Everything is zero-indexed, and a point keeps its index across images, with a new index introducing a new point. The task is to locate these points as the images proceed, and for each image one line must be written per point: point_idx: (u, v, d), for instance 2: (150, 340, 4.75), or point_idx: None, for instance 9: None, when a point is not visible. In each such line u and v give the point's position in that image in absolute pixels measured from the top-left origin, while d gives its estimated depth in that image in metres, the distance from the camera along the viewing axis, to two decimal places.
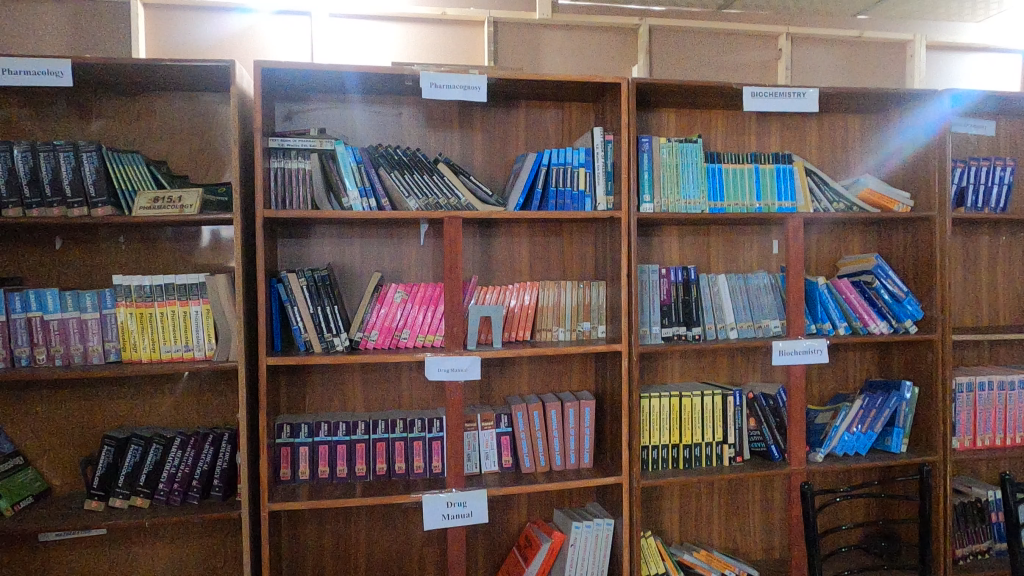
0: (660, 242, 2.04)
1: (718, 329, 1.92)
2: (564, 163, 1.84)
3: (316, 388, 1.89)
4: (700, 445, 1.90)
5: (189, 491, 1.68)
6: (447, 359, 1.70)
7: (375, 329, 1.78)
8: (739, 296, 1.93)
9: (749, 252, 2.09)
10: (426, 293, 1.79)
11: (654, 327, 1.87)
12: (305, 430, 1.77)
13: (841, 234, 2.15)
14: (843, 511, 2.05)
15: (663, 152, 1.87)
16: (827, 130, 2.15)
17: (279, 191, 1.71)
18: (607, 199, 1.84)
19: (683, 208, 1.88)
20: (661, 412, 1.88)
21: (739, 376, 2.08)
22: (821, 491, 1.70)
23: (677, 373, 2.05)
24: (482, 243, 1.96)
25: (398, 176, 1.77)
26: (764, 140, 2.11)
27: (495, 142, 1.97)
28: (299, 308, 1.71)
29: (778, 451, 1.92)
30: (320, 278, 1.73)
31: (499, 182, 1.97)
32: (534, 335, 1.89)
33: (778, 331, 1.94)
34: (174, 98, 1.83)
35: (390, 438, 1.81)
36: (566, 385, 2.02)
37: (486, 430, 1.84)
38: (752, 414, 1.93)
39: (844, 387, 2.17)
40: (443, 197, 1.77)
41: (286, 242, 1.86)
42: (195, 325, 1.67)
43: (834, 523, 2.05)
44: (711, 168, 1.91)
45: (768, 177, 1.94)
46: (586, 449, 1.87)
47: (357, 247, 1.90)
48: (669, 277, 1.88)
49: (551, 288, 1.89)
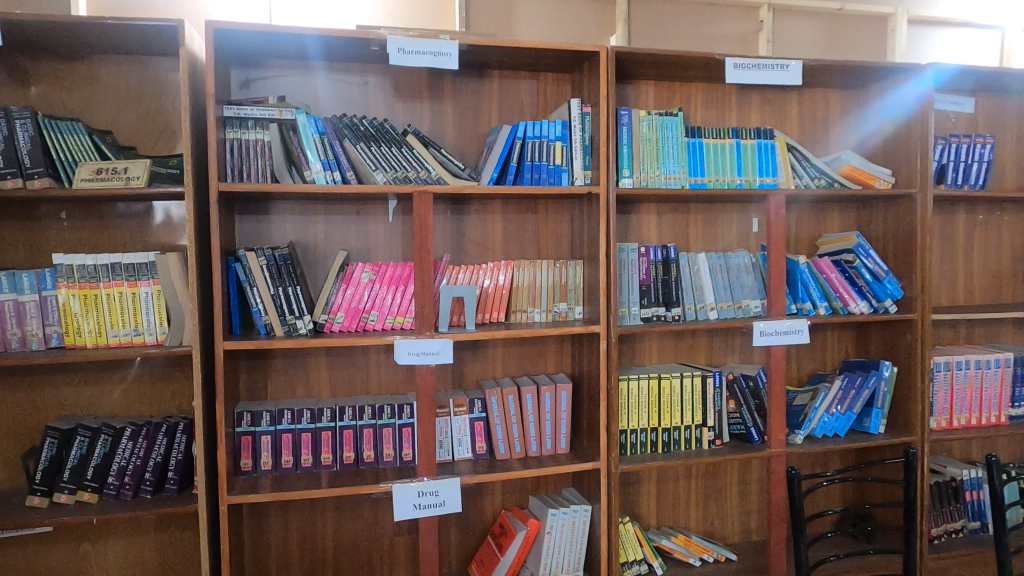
0: (638, 220, 1.97)
1: (697, 310, 1.86)
2: (539, 137, 1.75)
3: (279, 374, 1.79)
4: (679, 428, 1.85)
5: (142, 485, 1.57)
6: (417, 343, 1.61)
7: (341, 311, 1.68)
8: (720, 276, 1.88)
9: (729, 231, 2.03)
10: (395, 274, 1.70)
11: (633, 308, 1.81)
12: (267, 418, 1.68)
13: (820, 211, 2.10)
14: (824, 495, 2.03)
15: (643, 125, 1.79)
16: (807, 105, 2.09)
17: (236, 164, 1.61)
18: (585, 174, 1.77)
19: (663, 183, 1.81)
20: (640, 395, 1.83)
21: (717, 358, 2.03)
22: (806, 477, 1.64)
23: (655, 355, 1.99)
24: (454, 221, 1.87)
25: (364, 148, 1.66)
26: (745, 115, 2.04)
27: (467, 115, 1.87)
28: (259, 289, 1.61)
29: (758, 434, 1.88)
30: (282, 258, 1.62)
31: (471, 156, 1.88)
32: (509, 316, 1.81)
33: (759, 312, 1.89)
34: (120, 62, 1.69)
35: (358, 426, 1.73)
36: (542, 368, 1.95)
37: (459, 416, 1.77)
38: (732, 397, 1.89)
39: (822, 367, 2.14)
40: (413, 171, 1.68)
41: (245, 219, 1.75)
42: (145, 308, 1.56)
43: (815, 508, 2.03)
44: (692, 143, 1.84)
45: (749, 152, 1.88)
46: (563, 435, 1.81)
47: (321, 225, 1.79)
48: (648, 257, 1.81)
49: (526, 267, 1.81)
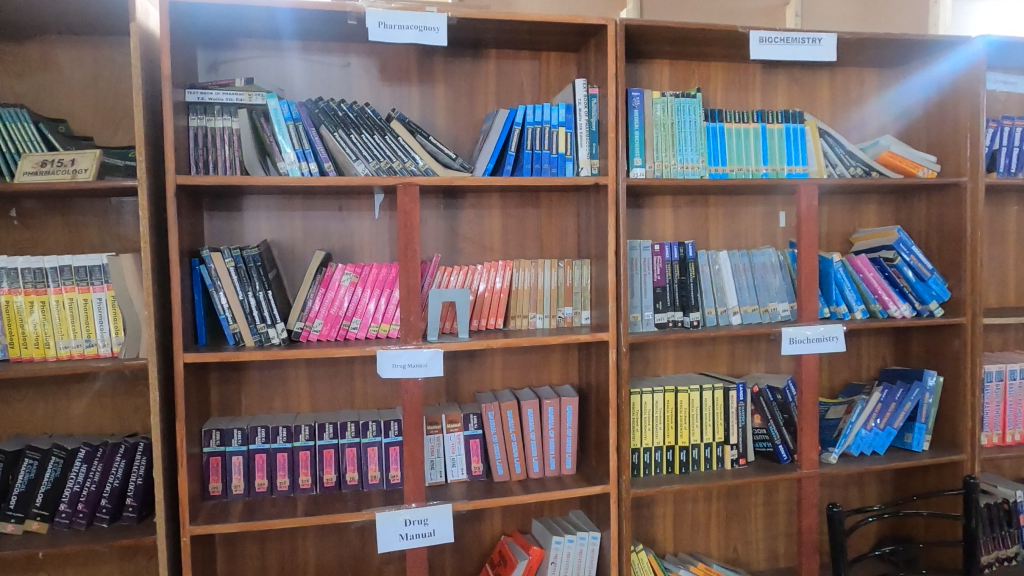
0: (652, 215, 1.77)
1: (719, 314, 1.67)
2: (540, 122, 1.57)
3: (254, 386, 1.62)
4: (699, 446, 1.66)
5: (98, 513, 1.41)
6: (403, 354, 1.43)
7: (319, 318, 1.50)
8: (743, 276, 1.68)
9: (752, 226, 1.83)
10: (379, 276, 1.52)
11: (646, 313, 1.61)
12: (239, 437, 1.52)
13: (854, 203, 1.90)
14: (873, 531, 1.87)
15: (656, 108, 1.60)
16: (840, 86, 1.89)
17: (202, 155, 1.46)
18: (592, 163, 1.57)
19: (680, 173, 1.61)
20: (655, 409, 1.63)
21: (740, 367, 1.84)
22: (851, 511, 1.51)
23: (671, 364, 1.79)
24: (447, 217, 1.70)
25: (342, 136, 1.48)
26: (770, 97, 1.84)
27: (461, 99, 1.69)
28: (226, 293, 1.43)
29: (786, 452, 1.68)
30: (252, 259, 1.45)
31: (466, 145, 1.69)
32: (508, 322, 1.63)
33: (788, 316, 1.69)
34: (74, 43, 1.53)
35: (341, 445, 1.56)
36: (545, 379, 1.76)
37: (452, 434, 1.59)
38: (758, 411, 1.69)
39: (856, 376, 1.93)
40: (398, 161, 1.49)
41: (215, 217, 1.58)
42: (98, 316, 1.39)
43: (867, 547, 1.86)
44: (712, 128, 1.65)
45: (776, 138, 1.68)
46: (568, 454, 1.62)
47: (299, 223, 1.63)
48: (663, 255, 1.62)
49: (526, 268, 1.62)
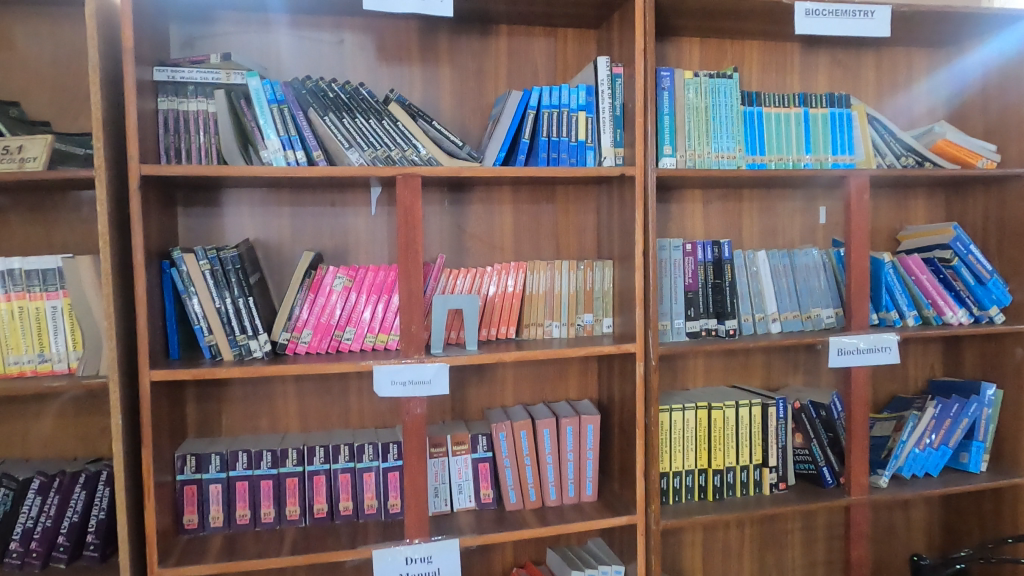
0: (680, 210, 1.60)
1: (758, 322, 1.49)
2: (557, 106, 1.38)
3: (236, 404, 1.44)
4: (734, 470, 1.48)
5: (53, 552, 1.23)
6: (402, 369, 1.26)
7: (308, 328, 1.32)
8: (784, 279, 1.50)
9: (790, 222, 1.66)
10: (375, 281, 1.34)
11: (677, 321, 1.43)
12: (217, 462, 1.34)
13: (901, 198, 1.72)
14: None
15: (688, 90, 1.42)
16: (886, 67, 1.71)
17: (173, 142, 1.28)
18: (616, 152, 1.39)
19: (715, 163, 1.43)
20: (686, 428, 1.46)
21: (776, 379, 1.66)
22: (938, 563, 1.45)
23: (701, 376, 1.62)
24: (453, 213, 1.52)
25: (333, 120, 1.30)
26: (810, 80, 1.66)
27: (468, 81, 1.51)
28: (200, 300, 1.26)
29: (831, 476, 1.50)
30: (230, 261, 1.27)
31: (473, 132, 1.51)
32: (521, 332, 1.45)
33: (833, 323, 1.52)
34: (30, 16, 1.34)
35: (333, 470, 1.38)
36: (561, 394, 1.59)
37: (459, 457, 1.42)
38: (799, 430, 1.52)
39: (902, 388, 1.76)
40: (397, 149, 1.31)
41: (190, 213, 1.40)
42: (52, 327, 1.21)
43: None
44: (750, 113, 1.46)
45: (820, 125, 1.50)
46: (589, 479, 1.45)
47: (286, 220, 1.45)
48: (696, 256, 1.44)
49: (542, 270, 1.45)
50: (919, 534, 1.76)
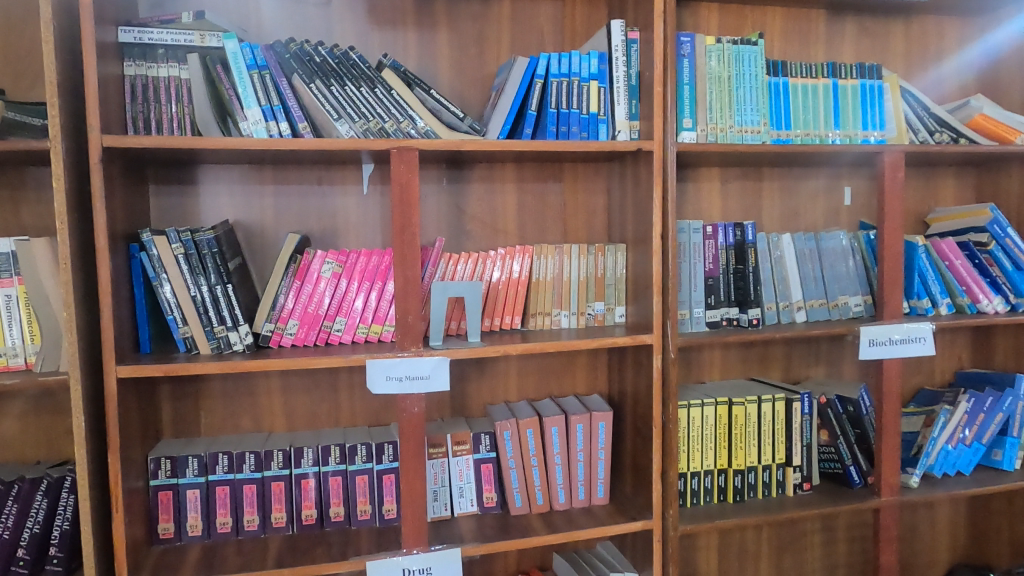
0: (696, 190, 1.48)
1: (782, 310, 1.38)
2: (566, 75, 1.26)
3: (215, 401, 1.32)
4: (756, 470, 1.38)
5: (12, 567, 1.10)
6: (399, 363, 1.14)
7: (294, 319, 1.20)
8: (810, 265, 1.39)
9: (812, 204, 1.54)
10: (368, 267, 1.22)
11: (697, 309, 1.32)
12: (195, 466, 1.22)
13: (929, 178, 1.62)
14: None
15: (710, 57, 1.30)
16: (916, 36, 1.59)
17: (142, 111, 1.15)
18: (632, 125, 1.28)
19: (737, 138, 1.31)
20: (705, 425, 1.35)
21: (796, 372, 1.56)
22: None
23: (718, 369, 1.51)
24: (452, 193, 1.39)
25: (320, 87, 1.16)
26: (836, 49, 1.54)
27: (468, 48, 1.38)
28: (173, 287, 1.13)
29: (858, 475, 1.41)
30: (206, 244, 1.14)
31: (473, 104, 1.39)
32: (526, 321, 1.34)
33: (861, 312, 1.41)
34: None
35: (322, 474, 1.26)
36: (568, 388, 1.48)
37: (459, 458, 1.31)
38: (824, 426, 1.42)
39: (928, 380, 1.66)
40: (391, 121, 1.18)
41: (163, 192, 1.27)
42: (6, 319, 1.08)
43: None
44: (776, 84, 1.35)
45: (850, 97, 1.39)
46: (600, 481, 1.34)
47: (269, 200, 1.32)
48: (717, 239, 1.33)
49: (550, 255, 1.33)
50: (944, 535, 1.66)
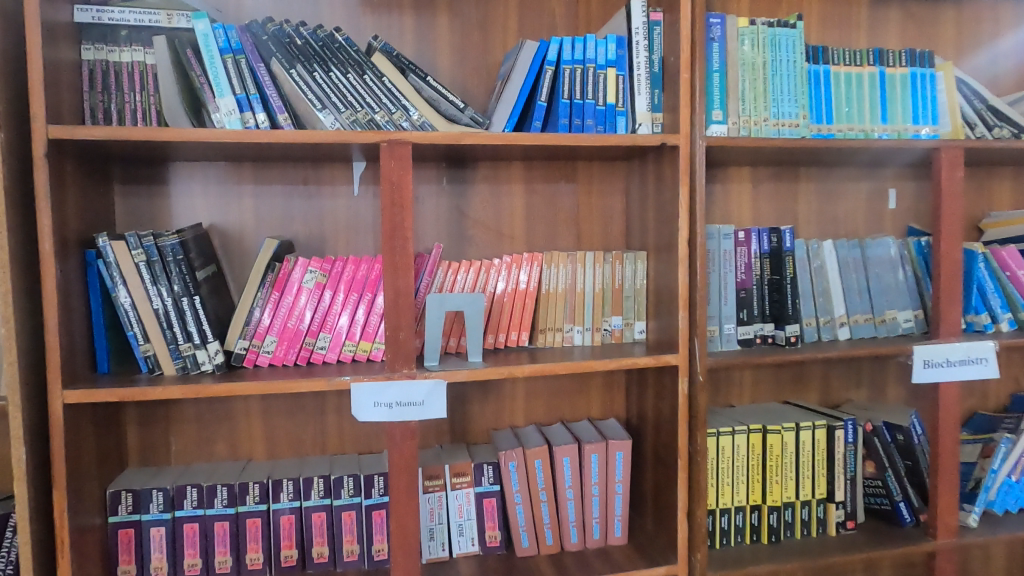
0: (725, 192, 1.33)
1: (823, 327, 1.22)
2: (580, 61, 1.12)
3: (187, 425, 1.19)
4: (793, 506, 1.22)
5: None
6: (388, 387, 1.00)
7: (272, 335, 1.06)
8: (854, 276, 1.24)
9: (853, 208, 1.39)
10: (356, 277, 1.08)
11: (727, 326, 1.17)
12: (160, 500, 1.08)
13: (983, 179, 1.46)
14: None
15: (743, 42, 1.15)
16: (968, 22, 1.44)
17: (101, 101, 1.02)
18: (654, 117, 1.13)
19: (774, 132, 1.17)
20: (737, 456, 1.20)
21: (835, 395, 1.40)
22: None
23: (747, 392, 1.36)
24: (453, 194, 1.25)
25: (302, 73, 1.03)
26: (880, 36, 1.39)
27: (471, 34, 1.24)
28: (132, 299, 0.99)
29: (909, 512, 1.25)
30: (170, 250, 1.01)
31: (476, 96, 1.25)
32: (535, 338, 1.19)
33: (912, 328, 1.25)
34: None
35: (304, 509, 1.12)
36: (582, 412, 1.33)
37: (459, 491, 1.16)
38: (870, 457, 1.26)
39: (981, 404, 1.49)
40: (382, 111, 1.05)
41: (131, 193, 1.14)
42: None
43: None
44: (816, 72, 1.20)
45: (899, 87, 1.24)
46: (618, 518, 1.19)
47: (248, 202, 1.19)
48: (750, 246, 1.18)
49: (561, 263, 1.18)
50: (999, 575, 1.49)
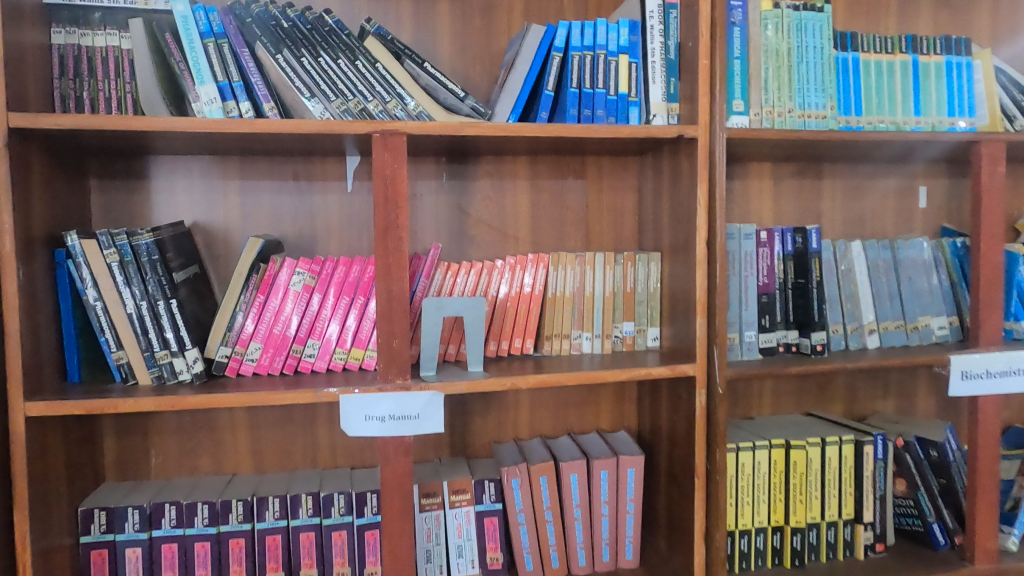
0: (744, 189, 1.25)
1: (851, 334, 1.14)
2: (590, 48, 1.04)
3: (169, 437, 1.11)
4: (818, 527, 1.13)
5: None
6: (380, 400, 0.92)
7: (256, 342, 0.99)
8: (884, 279, 1.15)
9: (881, 207, 1.30)
10: (347, 279, 1.00)
11: (748, 333, 1.09)
12: (136, 519, 1.00)
13: (1020, 176, 1.37)
14: None
15: (766, 26, 1.06)
16: (1006, 8, 1.34)
17: (73, 88, 0.95)
18: (670, 107, 1.05)
19: (799, 124, 1.08)
20: (758, 474, 1.11)
21: (861, 406, 1.32)
22: None
23: (768, 403, 1.27)
24: (454, 191, 1.17)
25: (289, 58, 0.95)
26: (910, 23, 1.30)
27: (473, 19, 1.16)
28: (104, 302, 0.92)
29: (944, 535, 1.16)
30: (146, 250, 0.93)
31: (479, 86, 1.17)
32: (540, 346, 1.11)
33: (946, 336, 1.16)
34: None
35: (292, 529, 1.04)
36: (591, 424, 1.25)
37: (458, 510, 1.08)
38: (901, 475, 1.16)
39: (1017, 416, 1.40)
40: (376, 100, 0.97)
41: (109, 188, 1.07)
42: None
43: None
44: (845, 59, 1.11)
45: (933, 76, 1.15)
46: (629, 540, 1.11)
47: (234, 199, 1.11)
48: (772, 247, 1.09)
49: (569, 265, 1.10)
50: None
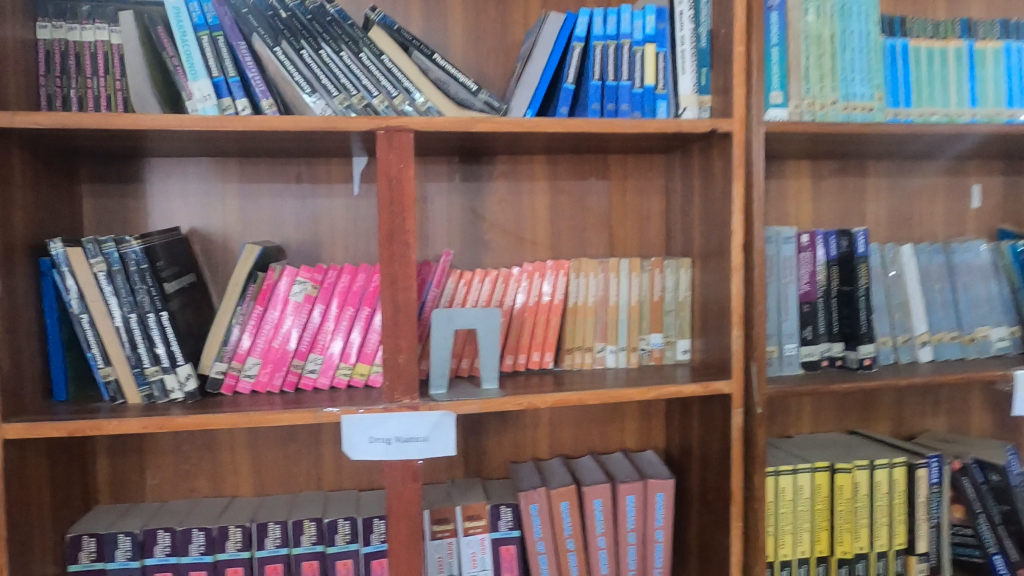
0: (781, 190, 1.15)
1: (901, 347, 1.03)
2: (613, 36, 0.96)
3: (166, 456, 1.05)
4: (867, 559, 1.03)
5: None
6: (385, 420, 0.84)
7: (254, 357, 0.92)
8: (937, 287, 1.05)
9: (930, 208, 1.20)
10: (352, 288, 0.93)
11: (789, 346, 0.99)
12: (128, 546, 0.93)
13: None
14: None
15: (806, 11, 0.97)
16: None
17: (59, 86, 0.89)
18: (702, 100, 0.96)
19: (843, 117, 0.98)
20: (801, 500, 1.01)
21: (909, 424, 1.21)
22: None
23: (807, 421, 1.18)
24: (467, 194, 1.10)
25: (287, 51, 0.88)
26: (961, 8, 1.20)
27: (487, 9, 1.09)
28: (91, 315, 0.85)
29: (1006, 566, 1.05)
30: (134, 258, 0.86)
31: (494, 81, 1.09)
32: (561, 360, 1.03)
33: (1007, 348, 1.06)
34: None
35: (293, 557, 0.96)
36: (615, 443, 1.16)
37: (472, 538, 0.99)
38: (958, 501, 1.07)
39: None
40: (381, 95, 0.90)
41: (103, 193, 1.01)
42: None
43: None
44: (893, 46, 1.02)
45: (991, 63, 1.05)
46: (658, 571, 1.01)
47: (233, 203, 1.05)
48: (814, 252, 1.00)
49: (591, 272, 1.02)
50: None
